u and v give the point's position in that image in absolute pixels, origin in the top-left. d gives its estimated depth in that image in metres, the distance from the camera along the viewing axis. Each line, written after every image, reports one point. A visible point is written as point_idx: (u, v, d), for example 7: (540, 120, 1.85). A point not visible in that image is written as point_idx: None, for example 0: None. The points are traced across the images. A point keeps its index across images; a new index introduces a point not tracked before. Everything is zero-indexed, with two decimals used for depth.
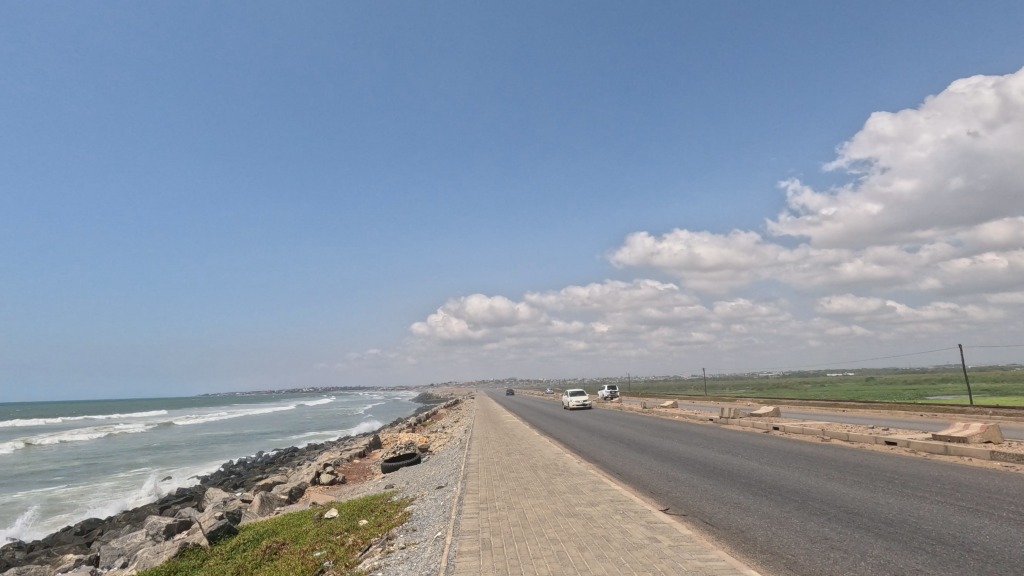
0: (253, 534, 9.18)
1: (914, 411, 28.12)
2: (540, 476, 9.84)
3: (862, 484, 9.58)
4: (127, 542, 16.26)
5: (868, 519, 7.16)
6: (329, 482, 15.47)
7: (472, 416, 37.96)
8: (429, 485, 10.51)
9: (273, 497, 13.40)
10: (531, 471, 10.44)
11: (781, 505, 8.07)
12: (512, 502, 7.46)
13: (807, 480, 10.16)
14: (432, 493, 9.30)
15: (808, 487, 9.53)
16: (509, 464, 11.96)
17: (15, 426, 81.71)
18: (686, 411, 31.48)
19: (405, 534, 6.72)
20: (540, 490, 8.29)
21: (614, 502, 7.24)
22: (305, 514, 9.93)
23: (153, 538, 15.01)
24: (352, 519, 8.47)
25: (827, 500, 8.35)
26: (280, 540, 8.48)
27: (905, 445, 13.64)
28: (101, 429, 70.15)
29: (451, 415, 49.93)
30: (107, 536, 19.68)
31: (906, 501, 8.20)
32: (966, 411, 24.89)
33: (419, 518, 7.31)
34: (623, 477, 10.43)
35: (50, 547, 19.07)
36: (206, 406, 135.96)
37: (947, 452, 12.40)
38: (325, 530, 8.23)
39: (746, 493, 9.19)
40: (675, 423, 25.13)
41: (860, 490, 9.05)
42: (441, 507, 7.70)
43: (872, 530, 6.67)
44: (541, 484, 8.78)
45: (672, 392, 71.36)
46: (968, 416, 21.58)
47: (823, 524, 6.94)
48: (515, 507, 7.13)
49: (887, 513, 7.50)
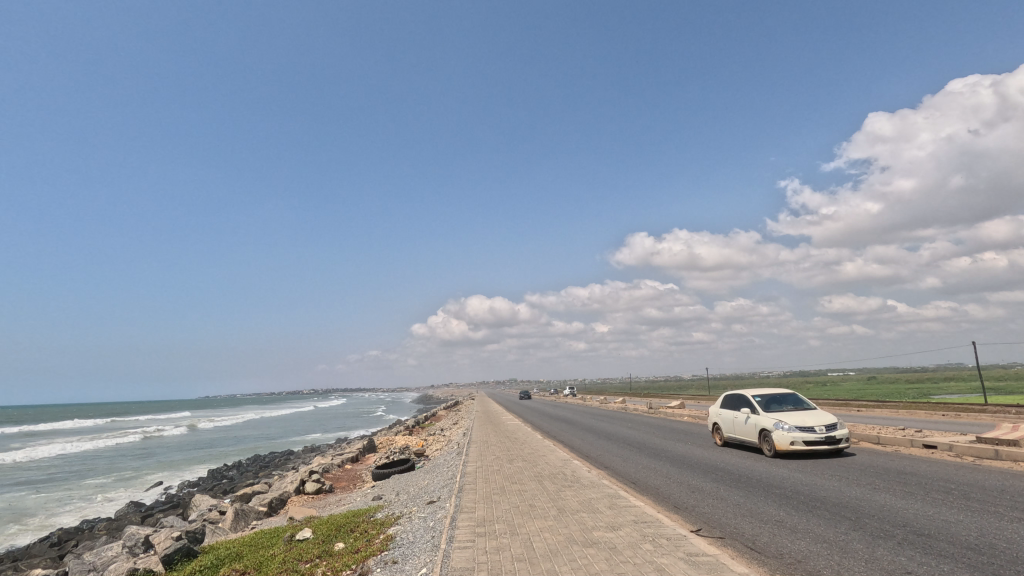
0: (213, 558, 7.89)
1: (934, 410, 26.74)
2: (547, 489, 8.57)
3: (918, 496, 8.29)
4: (100, 555, 14.98)
5: (951, 545, 5.91)
6: (314, 491, 14.22)
7: (472, 418, 37.25)
8: (419, 499, 9.23)
9: (249, 510, 12.20)
10: (537, 482, 9.23)
11: (833, 525, 6.80)
12: (515, 525, 6.21)
13: (851, 491, 8.90)
14: (423, 509, 8.08)
15: (855, 499, 8.28)
16: (510, 473, 10.74)
17: (25, 429, 82.38)
18: (695, 411, 31.00)
19: (383, 568, 5.46)
20: (547, 508, 7.01)
21: (640, 524, 5.97)
22: (278, 533, 8.67)
23: (125, 552, 13.72)
24: (327, 542, 7.19)
25: (887, 518, 7.10)
26: (241, 567, 7.22)
27: (947, 449, 12.44)
28: (96, 432, 68.91)
29: (452, 415, 50.58)
30: (81, 548, 18.40)
31: (980, 519, 6.93)
32: (990, 411, 23.82)
33: (403, 547, 6.05)
34: (641, 489, 9.14)
35: (20, 561, 17.79)
36: (211, 410, 136.54)
37: (998, 456, 11.12)
38: (293, 557, 6.96)
39: (786, 507, 7.97)
40: (685, 425, 24.06)
41: (920, 505, 7.76)
42: (431, 529, 6.49)
43: (962, 560, 5.43)
44: (549, 500, 7.50)
45: (674, 392, 69.08)
46: (996, 417, 20.26)
47: (893, 551, 5.75)
48: (519, 533, 5.84)
49: (967, 535, 6.26)
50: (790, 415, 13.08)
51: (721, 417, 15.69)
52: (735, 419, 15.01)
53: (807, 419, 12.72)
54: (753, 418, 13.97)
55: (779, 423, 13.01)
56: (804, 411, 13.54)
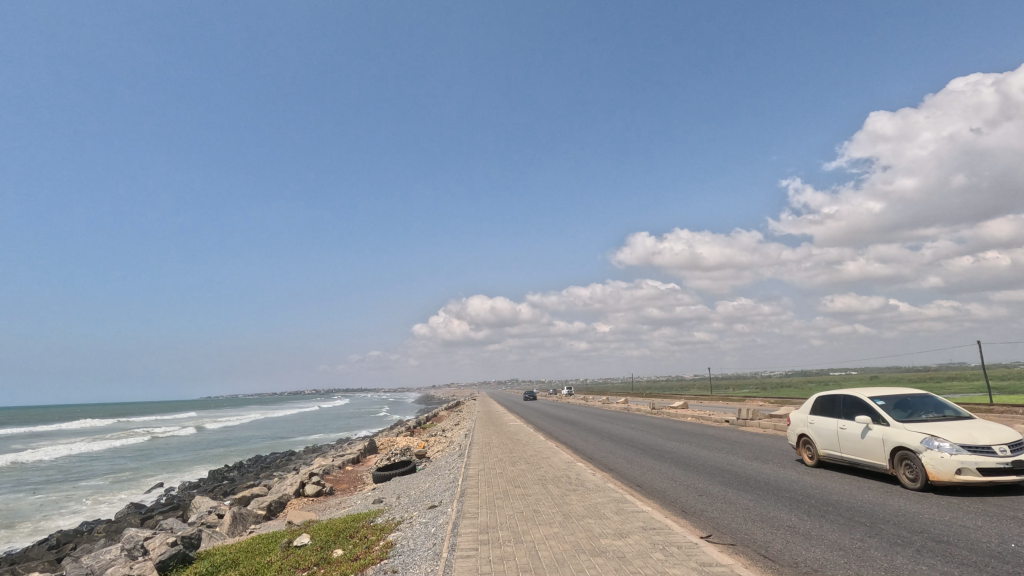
0: (208, 565, 7.69)
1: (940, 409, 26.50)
2: (552, 493, 8.36)
3: (933, 501, 8.05)
4: (98, 558, 14.81)
5: (971, 552, 5.68)
6: (314, 493, 14.04)
7: (474, 418, 37.07)
8: (421, 503, 9.02)
9: (247, 513, 12.01)
10: (541, 486, 9.02)
11: (848, 531, 6.58)
12: (518, 532, 5.99)
13: (862, 495, 8.67)
14: (423, 514, 7.88)
15: (867, 504, 8.04)
16: (513, 476, 10.53)
17: (28, 430, 82.46)
18: (699, 411, 30.68)
19: None
20: (552, 513, 6.79)
21: (649, 531, 5.76)
22: (276, 538, 8.47)
23: (123, 555, 13.55)
24: (325, 549, 6.98)
25: (903, 523, 6.87)
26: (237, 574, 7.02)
27: None
28: (97, 433, 68.70)
29: (454, 416, 50.34)
30: (80, 551, 18.25)
31: (1000, 525, 6.69)
32: (998, 412, 23.57)
33: (402, 555, 5.84)
34: (647, 493, 8.93)
35: (18, 563, 17.63)
36: (212, 411, 136.49)
37: None
38: (290, 564, 6.76)
39: (797, 511, 7.75)
40: (690, 425, 23.85)
41: (936, 509, 7.52)
42: (432, 536, 6.27)
43: (985, 569, 5.19)
44: (554, 505, 7.29)
45: (676, 392, 68.43)
46: (1005, 418, 20.02)
47: (912, 558, 5.53)
48: (523, 541, 5.63)
49: (988, 541, 6.04)
50: (945, 429, 8.92)
51: (818, 429, 11.43)
52: (839, 428, 10.96)
53: (974, 434, 8.63)
54: (878, 431, 9.87)
55: (929, 437, 8.91)
56: (960, 421, 9.38)
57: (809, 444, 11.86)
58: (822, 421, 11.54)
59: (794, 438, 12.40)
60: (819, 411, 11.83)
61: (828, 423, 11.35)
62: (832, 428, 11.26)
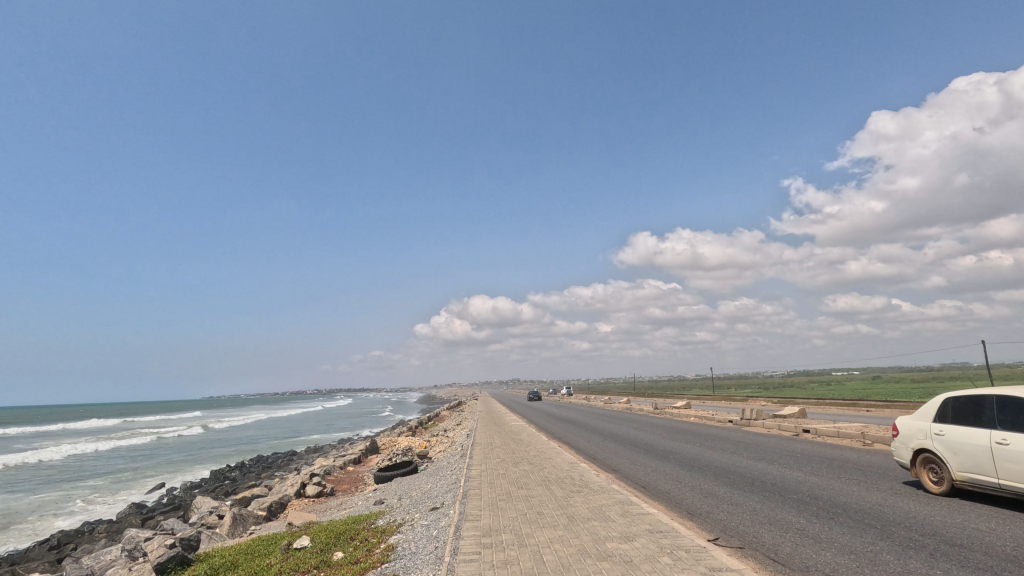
0: (207, 567, 7.59)
1: None
2: (556, 494, 8.24)
3: (942, 502, 7.93)
4: (99, 558, 14.73)
5: (986, 557, 5.55)
6: (315, 494, 13.95)
7: (476, 418, 36.95)
8: (423, 505, 8.91)
9: (247, 514, 11.91)
10: (544, 487, 8.89)
11: (858, 534, 6.45)
12: (522, 535, 5.87)
13: (871, 496, 8.53)
14: (425, 516, 7.77)
15: (877, 506, 7.90)
16: (515, 477, 10.40)
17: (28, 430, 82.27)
18: (702, 411, 30.48)
19: None
20: (557, 516, 6.67)
21: (656, 534, 5.64)
22: (276, 540, 8.36)
23: (123, 556, 13.47)
24: (325, 551, 6.87)
25: (912, 526, 6.74)
26: None
27: None
28: (98, 433, 68.60)
29: (456, 416, 50.19)
30: (81, 551, 18.20)
31: (1013, 527, 6.54)
32: None
33: (403, 559, 5.72)
34: (652, 494, 8.80)
35: (18, 563, 17.57)
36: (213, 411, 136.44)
37: None
38: (290, 567, 6.64)
39: (805, 514, 7.62)
40: (693, 425, 23.70)
41: (947, 512, 7.38)
42: (434, 539, 6.16)
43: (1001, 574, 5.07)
44: (558, 507, 7.17)
45: (678, 392, 68.19)
46: None
47: (925, 562, 5.41)
48: (527, 544, 5.50)
49: (1002, 545, 5.91)
50: None
51: (958, 443, 8.30)
52: (992, 443, 7.84)
53: None
54: None
55: None
56: None
57: (936, 463, 8.66)
58: (959, 432, 8.37)
59: (908, 454, 9.19)
60: (952, 419, 8.68)
61: (971, 435, 8.18)
62: (977, 442, 8.10)
